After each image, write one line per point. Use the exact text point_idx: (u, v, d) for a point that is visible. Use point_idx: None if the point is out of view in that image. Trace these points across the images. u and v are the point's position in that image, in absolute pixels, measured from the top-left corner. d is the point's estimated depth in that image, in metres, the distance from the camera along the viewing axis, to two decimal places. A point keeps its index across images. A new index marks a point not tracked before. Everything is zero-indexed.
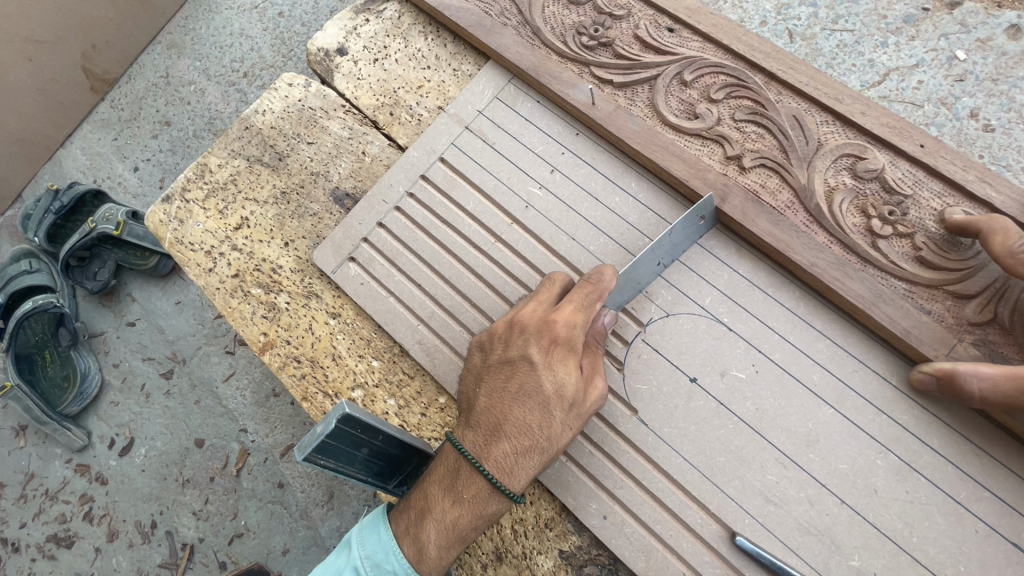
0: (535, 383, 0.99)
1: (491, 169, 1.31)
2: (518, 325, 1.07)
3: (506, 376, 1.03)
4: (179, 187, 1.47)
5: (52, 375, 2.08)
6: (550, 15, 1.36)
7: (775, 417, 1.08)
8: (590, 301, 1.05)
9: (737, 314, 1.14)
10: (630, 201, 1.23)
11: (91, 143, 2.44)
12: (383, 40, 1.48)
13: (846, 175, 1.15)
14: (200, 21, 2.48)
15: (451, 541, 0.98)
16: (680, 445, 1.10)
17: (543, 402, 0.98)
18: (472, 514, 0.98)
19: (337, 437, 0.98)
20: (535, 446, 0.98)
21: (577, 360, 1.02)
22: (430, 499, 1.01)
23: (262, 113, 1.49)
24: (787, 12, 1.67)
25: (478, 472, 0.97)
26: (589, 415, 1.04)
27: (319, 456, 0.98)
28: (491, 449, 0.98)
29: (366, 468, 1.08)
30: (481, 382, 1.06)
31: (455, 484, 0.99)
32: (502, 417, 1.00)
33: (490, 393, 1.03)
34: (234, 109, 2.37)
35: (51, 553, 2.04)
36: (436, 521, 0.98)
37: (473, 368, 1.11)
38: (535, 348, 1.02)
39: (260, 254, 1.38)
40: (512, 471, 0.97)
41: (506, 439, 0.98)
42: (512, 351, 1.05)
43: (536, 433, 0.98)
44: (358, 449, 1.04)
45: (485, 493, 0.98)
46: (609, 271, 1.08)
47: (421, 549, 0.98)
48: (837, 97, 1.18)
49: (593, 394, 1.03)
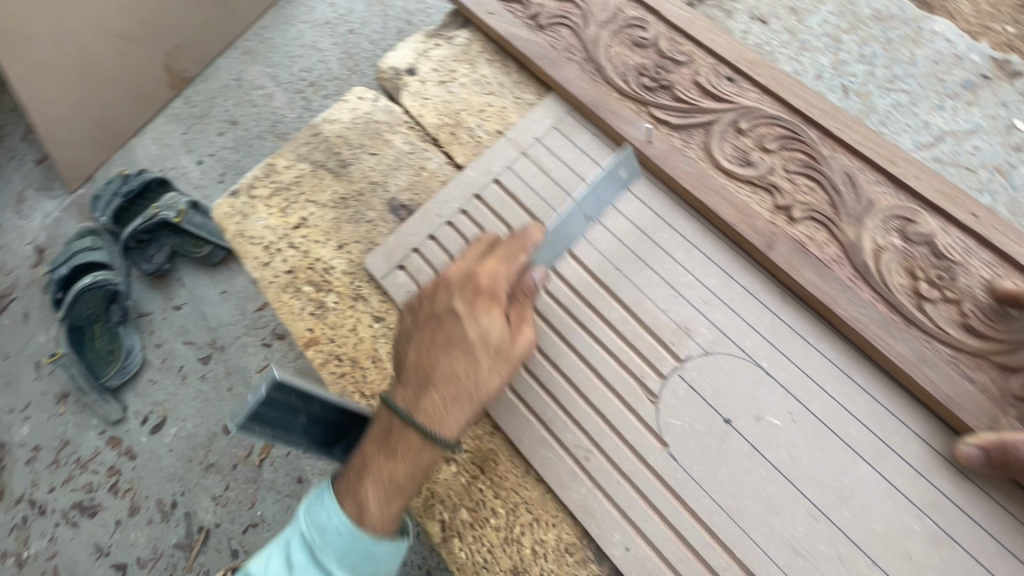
0: (458, 331, 1.08)
1: (544, 195, 1.35)
2: (438, 285, 1.15)
3: (431, 331, 1.11)
4: (247, 184, 1.56)
5: (100, 349, 2.20)
6: (614, 54, 1.42)
7: (809, 468, 1.07)
8: (509, 263, 1.14)
9: (777, 360, 1.14)
10: (677, 238, 1.26)
11: (162, 135, 2.60)
12: (451, 64, 1.56)
13: (896, 236, 1.16)
14: (276, 32, 2.65)
15: (390, 492, 1.04)
16: (709, 484, 1.10)
17: (467, 347, 1.07)
18: (408, 464, 1.05)
19: (274, 407, 1.03)
20: (464, 390, 1.06)
21: (500, 310, 1.10)
22: (367, 459, 1.07)
23: (331, 122, 1.59)
24: (843, 69, 1.81)
25: (409, 424, 1.05)
26: (517, 365, 1.11)
27: (253, 426, 1.02)
28: (422, 400, 1.06)
29: (305, 436, 1.12)
30: (411, 340, 1.13)
31: (390, 441, 1.06)
32: (432, 365, 1.07)
33: (419, 349, 1.11)
34: (298, 115, 2.50)
35: (74, 520, 2.11)
36: (374, 478, 1.04)
37: (404, 328, 1.18)
38: (459, 299, 1.11)
39: (314, 253, 1.46)
40: (442, 415, 1.05)
41: (435, 389, 1.06)
42: (437, 306, 1.13)
43: (465, 376, 1.06)
44: (296, 416, 1.08)
45: (419, 441, 1.05)
46: (536, 229, 1.18)
47: (362, 508, 1.03)
48: (891, 159, 1.20)
49: (521, 343, 1.10)
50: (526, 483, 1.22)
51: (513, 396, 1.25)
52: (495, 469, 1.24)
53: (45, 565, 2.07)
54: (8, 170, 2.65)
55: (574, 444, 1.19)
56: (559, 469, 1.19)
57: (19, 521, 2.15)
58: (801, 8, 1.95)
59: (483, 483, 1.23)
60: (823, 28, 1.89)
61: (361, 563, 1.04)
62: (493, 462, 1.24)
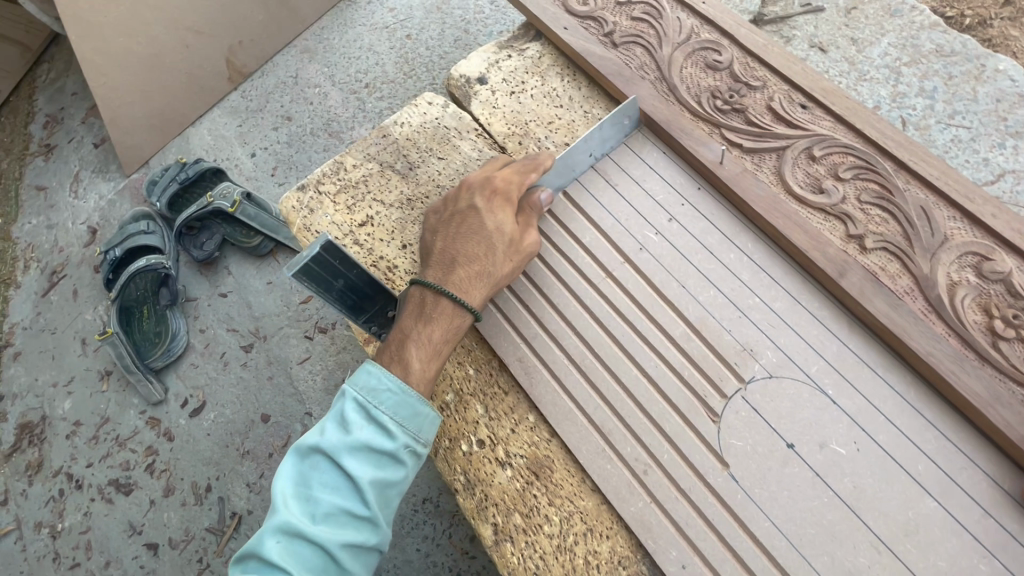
0: (480, 223, 1.23)
1: (610, 208, 1.36)
2: (462, 187, 1.31)
3: (456, 222, 1.26)
4: (315, 180, 1.60)
5: (146, 330, 2.27)
6: (687, 75, 1.45)
7: (873, 499, 1.06)
8: (525, 172, 1.29)
9: (843, 388, 1.14)
10: (745, 260, 1.27)
11: (217, 125, 2.66)
12: (522, 76, 1.60)
13: (970, 272, 1.17)
14: (335, 32, 2.72)
15: (429, 355, 1.16)
16: (769, 508, 1.10)
17: (488, 235, 1.22)
18: (443, 329, 1.18)
19: (321, 264, 1.16)
20: (485, 271, 1.21)
21: (513, 208, 1.26)
22: (404, 329, 1.19)
23: (400, 124, 1.63)
24: (902, 101, 1.92)
25: (441, 294, 1.18)
26: (528, 256, 1.27)
27: (303, 277, 1.15)
28: (450, 275, 1.20)
29: (339, 299, 1.24)
30: (437, 233, 1.28)
31: (424, 310, 1.19)
32: (458, 251, 1.22)
33: (445, 238, 1.26)
34: (352, 115, 2.55)
35: (110, 496, 2.15)
36: (414, 342, 1.16)
37: (429, 226, 1.32)
38: (479, 197, 1.26)
39: (378, 251, 1.48)
40: (467, 290, 1.20)
41: (461, 269, 1.20)
42: (460, 206, 1.28)
43: (485, 260, 1.21)
44: (336, 280, 1.20)
45: (451, 310, 1.18)
46: (545, 154, 1.31)
47: (406, 366, 1.14)
48: (967, 195, 1.21)
49: (530, 238, 1.27)
50: (581, 493, 1.24)
51: (572, 405, 1.27)
52: (551, 476, 1.26)
53: (79, 539, 2.10)
54: (67, 151, 2.73)
55: (634, 457, 1.20)
56: (616, 481, 1.20)
57: (55, 494, 2.18)
58: (861, 39, 2.03)
59: (537, 490, 1.25)
60: (883, 60, 1.98)
61: (409, 421, 1.10)
62: (549, 469, 1.26)
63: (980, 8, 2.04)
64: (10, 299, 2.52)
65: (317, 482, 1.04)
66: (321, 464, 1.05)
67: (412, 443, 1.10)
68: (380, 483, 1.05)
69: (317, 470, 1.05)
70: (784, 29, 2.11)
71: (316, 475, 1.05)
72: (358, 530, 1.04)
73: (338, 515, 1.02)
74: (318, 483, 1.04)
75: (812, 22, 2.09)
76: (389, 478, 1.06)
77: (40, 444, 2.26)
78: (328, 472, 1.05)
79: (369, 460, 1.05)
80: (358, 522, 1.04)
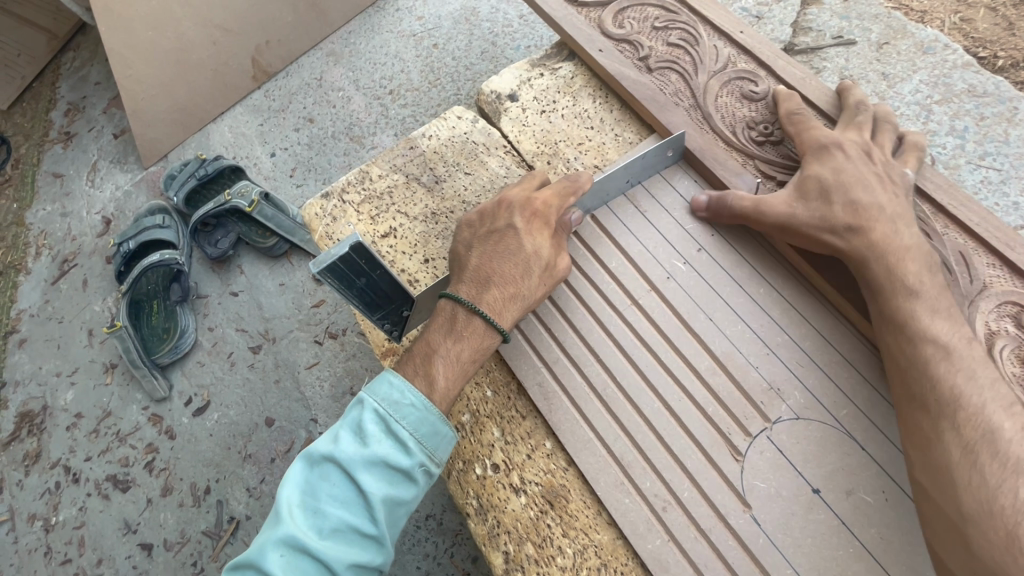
0: (517, 244, 1.20)
1: (638, 235, 1.34)
2: (502, 203, 1.27)
3: (492, 241, 1.23)
4: (339, 188, 1.58)
5: (155, 325, 2.25)
6: (722, 104, 1.44)
7: (902, 553, 1.03)
8: (565, 193, 1.26)
9: (873, 435, 1.11)
10: (775, 295, 1.25)
11: (239, 123, 2.65)
12: (554, 95, 1.58)
13: (1010, 322, 1.14)
14: (362, 37, 2.72)
15: (457, 373, 1.14)
16: (793, 555, 1.06)
17: (524, 259, 1.19)
18: (472, 349, 1.16)
19: (347, 262, 1.13)
20: (519, 295, 1.18)
21: (550, 233, 1.23)
22: (433, 343, 1.16)
23: (428, 137, 1.63)
24: (933, 139, 1.90)
25: (475, 313, 1.16)
26: (559, 279, 1.25)
27: (328, 275, 1.13)
28: (484, 295, 1.18)
29: (359, 296, 1.20)
30: (472, 249, 1.25)
31: (454, 327, 1.17)
32: (492, 272, 1.19)
33: (480, 256, 1.23)
34: (374, 120, 2.55)
35: (106, 493, 2.11)
36: (443, 359, 1.14)
37: (462, 240, 1.29)
38: (519, 217, 1.23)
39: (399, 264, 1.46)
40: (499, 312, 1.17)
41: (496, 290, 1.18)
42: (499, 224, 1.25)
43: (519, 283, 1.18)
44: (358, 278, 1.17)
45: (482, 330, 1.17)
46: (585, 175, 1.30)
47: (431, 382, 1.12)
48: (1008, 243, 1.19)
49: (563, 262, 1.25)
50: (596, 526, 1.20)
51: (592, 434, 1.24)
52: (566, 506, 1.22)
53: (72, 534, 2.06)
54: (86, 140, 2.72)
55: (653, 492, 1.16)
56: (634, 516, 1.16)
57: (52, 486, 2.15)
58: (893, 74, 2.02)
59: (551, 519, 1.22)
60: (915, 96, 1.97)
61: (428, 439, 1.07)
62: (564, 498, 1.23)
63: (1013, 50, 2.03)
64: (19, 285, 2.50)
65: (327, 494, 1.01)
66: (333, 476, 1.02)
67: (428, 462, 1.07)
68: (392, 501, 1.03)
69: (328, 481, 1.02)
70: (815, 59, 2.10)
71: (327, 486, 1.01)
72: (363, 548, 1.01)
73: (346, 532, 0.99)
74: (328, 495, 1.01)
75: (843, 55, 2.08)
76: (401, 497, 1.04)
77: (39, 435, 2.23)
78: (339, 485, 1.01)
79: (384, 476, 1.03)
80: (365, 541, 1.01)
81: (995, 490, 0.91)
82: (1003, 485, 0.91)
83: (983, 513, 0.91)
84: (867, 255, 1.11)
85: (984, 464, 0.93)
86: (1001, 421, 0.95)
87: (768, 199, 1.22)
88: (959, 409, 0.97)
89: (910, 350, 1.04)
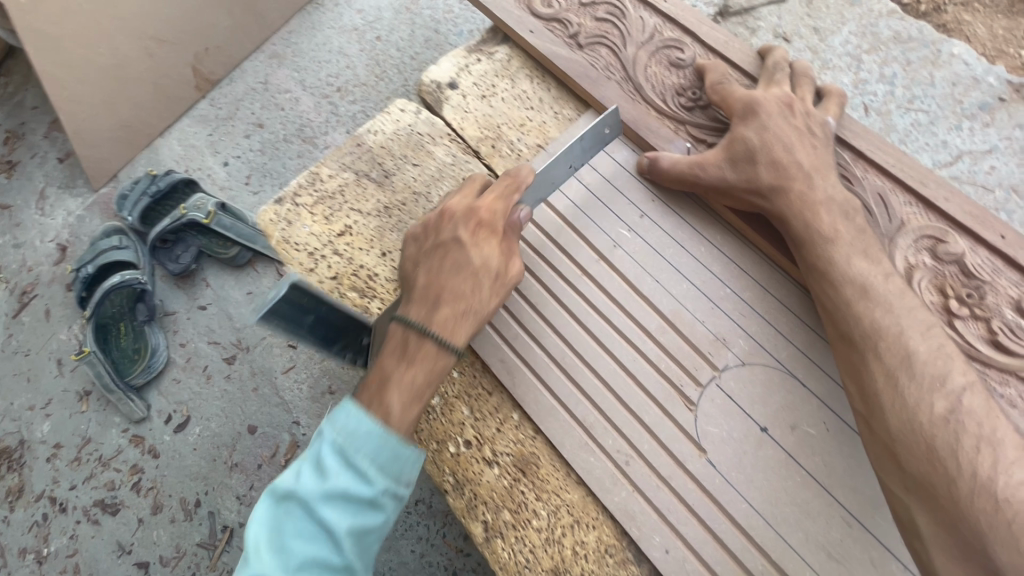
0: (464, 257, 1.24)
1: (583, 209, 1.39)
2: (446, 217, 1.29)
3: (439, 257, 1.26)
4: (291, 192, 1.58)
5: (125, 347, 2.23)
6: (651, 74, 1.49)
7: (843, 476, 1.12)
8: (508, 196, 1.29)
9: (812, 372, 1.19)
10: (714, 252, 1.32)
11: (187, 135, 2.61)
12: (492, 79, 1.61)
13: (927, 255, 1.23)
14: (303, 36, 2.69)
15: (412, 398, 1.17)
16: (746, 490, 1.14)
17: (472, 272, 1.23)
18: (426, 371, 1.19)
19: (288, 302, 1.18)
20: (468, 310, 1.22)
21: (495, 241, 1.26)
22: (388, 370, 1.19)
23: (374, 132, 1.64)
24: (864, 87, 1.99)
25: (427, 334, 1.19)
26: (511, 286, 1.29)
27: (273, 319, 1.18)
28: (434, 314, 1.20)
29: (311, 333, 1.24)
30: (420, 265, 1.28)
31: (408, 350, 1.19)
32: (440, 290, 1.22)
33: (428, 273, 1.26)
34: (324, 119, 2.54)
35: (96, 518, 2.11)
36: (398, 383, 1.17)
37: (411, 257, 1.32)
38: (463, 231, 1.26)
39: (358, 260, 1.49)
40: (452, 330, 1.21)
41: (446, 306, 1.21)
42: (445, 237, 1.27)
43: (468, 298, 1.22)
44: (305, 316, 1.21)
45: (434, 352, 1.19)
46: (526, 171, 1.32)
47: (388, 409, 1.15)
48: (922, 181, 1.28)
49: (512, 269, 1.28)
50: (566, 487, 1.27)
51: (554, 401, 1.30)
52: (537, 472, 1.29)
53: (66, 563, 2.07)
54: (30, 167, 2.65)
55: (615, 449, 1.23)
56: (600, 473, 1.23)
57: (39, 518, 2.14)
58: (823, 28, 2.09)
59: (525, 486, 1.28)
60: (845, 47, 2.05)
61: (389, 467, 1.10)
62: (535, 465, 1.29)
63: None
64: None
65: (292, 531, 1.04)
66: (297, 512, 1.05)
67: (390, 488, 1.10)
68: (357, 531, 1.06)
69: (293, 518, 1.05)
70: (749, 20, 2.16)
71: (292, 522, 1.04)
72: None
73: (314, 567, 1.03)
74: (293, 532, 1.04)
75: (775, 13, 2.14)
76: (366, 526, 1.07)
77: (19, 470, 2.21)
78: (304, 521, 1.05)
79: (347, 508, 1.06)
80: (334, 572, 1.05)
81: (915, 407, 1.00)
82: (923, 399, 1.00)
83: (907, 432, 0.99)
84: (790, 206, 1.18)
85: (906, 385, 1.02)
86: (917, 343, 1.04)
87: (700, 162, 1.28)
88: (881, 337, 1.06)
89: (835, 289, 1.12)
